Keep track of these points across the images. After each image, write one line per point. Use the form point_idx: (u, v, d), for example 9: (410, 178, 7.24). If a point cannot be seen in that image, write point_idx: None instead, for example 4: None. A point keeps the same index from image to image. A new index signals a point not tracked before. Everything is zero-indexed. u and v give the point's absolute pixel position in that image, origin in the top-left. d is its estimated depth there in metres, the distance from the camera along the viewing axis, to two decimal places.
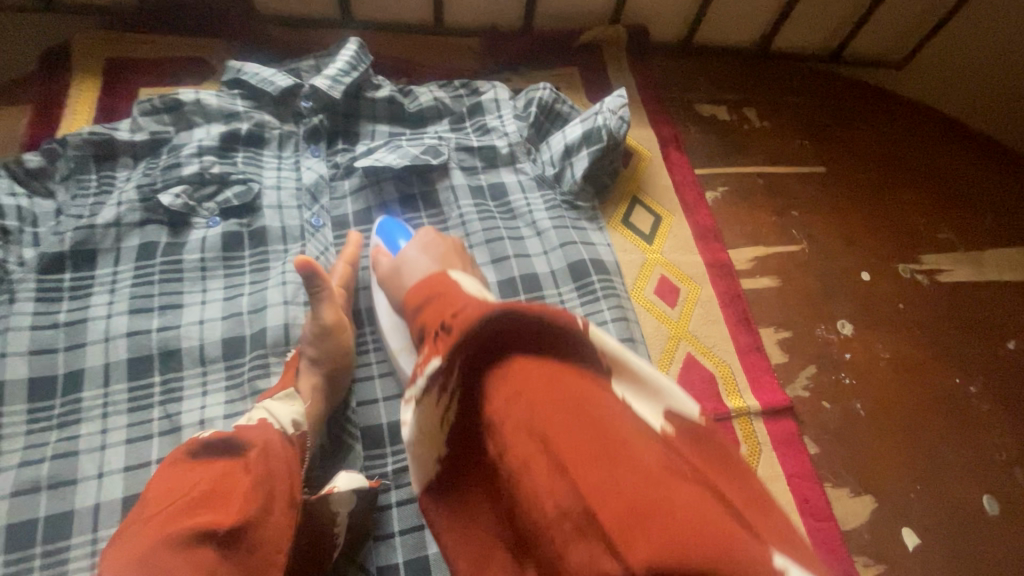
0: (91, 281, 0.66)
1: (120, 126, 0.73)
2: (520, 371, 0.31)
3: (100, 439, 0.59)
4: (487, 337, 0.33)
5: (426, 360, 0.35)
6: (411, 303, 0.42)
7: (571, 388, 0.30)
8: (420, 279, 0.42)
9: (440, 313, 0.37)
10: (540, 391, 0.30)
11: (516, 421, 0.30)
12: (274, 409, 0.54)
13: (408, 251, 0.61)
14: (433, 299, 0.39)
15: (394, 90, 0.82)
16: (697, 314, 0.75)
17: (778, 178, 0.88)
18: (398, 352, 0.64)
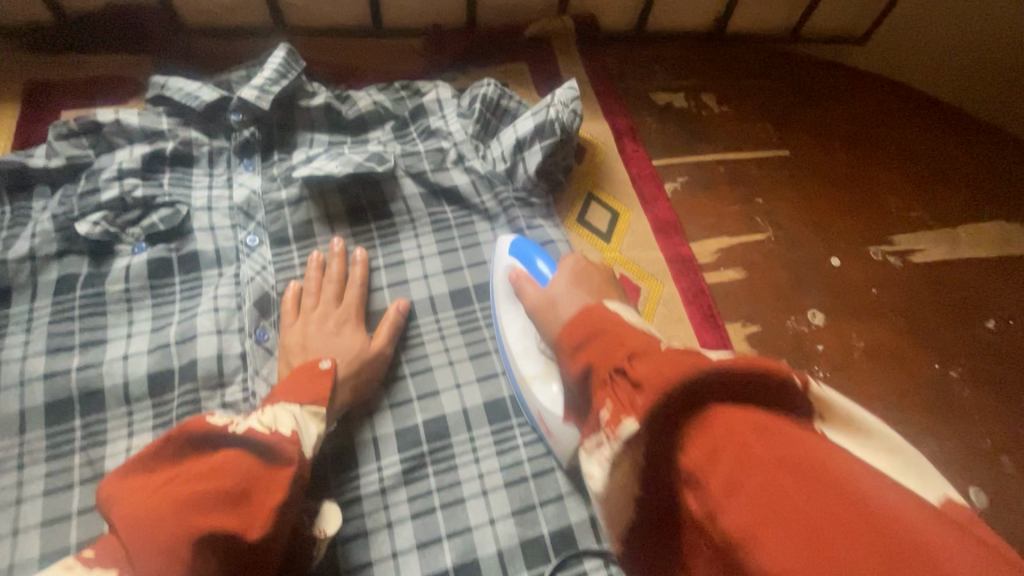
0: (6, 320, 0.62)
1: (36, 153, 0.69)
2: (729, 426, 0.30)
3: (15, 492, 0.55)
4: (682, 393, 0.32)
5: (616, 418, 0.34)
6: (567, 342, 0.42)
7: (784, 444, 0.28)
8: (574, 315, 0.43)
9: (615, 355, 0.37)
10: (738, 450, 0.29)
11: (716, 481, 0.28)
12: (303, 421, 0.50)
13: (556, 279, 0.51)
14: (597, 338, 0.40)
15: (331, 97, 0.77)
16: (660, 313, 0.71)
17: (741, 165, 0.84)
18: (532, 379, 0.61)
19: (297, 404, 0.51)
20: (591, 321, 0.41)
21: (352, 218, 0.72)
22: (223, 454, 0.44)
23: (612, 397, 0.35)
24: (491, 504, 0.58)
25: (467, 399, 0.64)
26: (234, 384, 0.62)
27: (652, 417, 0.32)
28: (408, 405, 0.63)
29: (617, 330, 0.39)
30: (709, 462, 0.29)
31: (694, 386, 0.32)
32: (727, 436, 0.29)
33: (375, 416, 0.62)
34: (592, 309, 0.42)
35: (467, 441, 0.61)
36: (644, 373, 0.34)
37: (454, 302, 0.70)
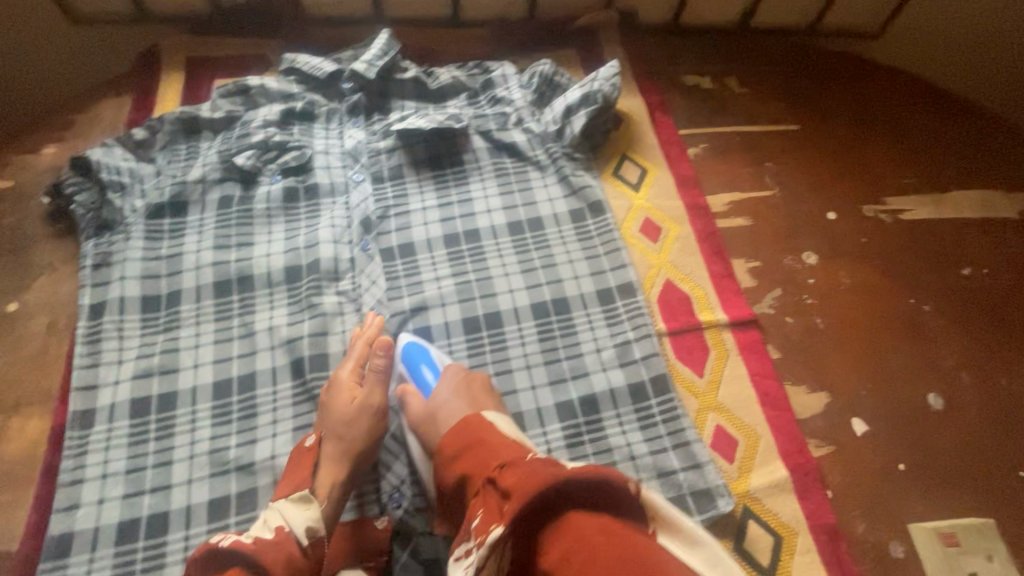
0: (184, 225, 0.83)
1: (204, 107, 0.91)
2: (578, 533, 0.46)
3: (195, 340, 0.76)
4: (538, 505, 0.48)
5: (484, 524, 0.49)
6: (450, 446, 0.61)
7: (615, 549, 0.44)
8: (454, 428, 0.63)
9: (481, 463, 0.56)
10: (586, 548, 0.44)
11: (569, 572, 0.44)
12: (289, 514, 0.59)
13: (438, 393, 0.68)
14: (473, 453, 0.58)
15: (419, 72, 0.97)
16: (677, 247, 0.87)
17: (754, 136, 1.00)
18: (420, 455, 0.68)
19: (283, 501, 0.61)
20: (461, 436, 0.61)
21: (432, 163, 0.91)
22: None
23: (483, 505, 0.52)
24: (533, 374, 0.77)
25: (517, 300, 0.81)
26: (346, 279, 0.81)
27: (512, 517, 0.48)
28: (473, 301, 0.81)
29: (483, 450, 0.58)
30: (563, 560, 0.45)
31: (541, 493, 0.48)
32: (575, 541, 0.45)
33: (446, 305, 0.81)
34: (467, 422, 0.62)
35: (517, 329, 0.79)
36: (509, 484, 0.50)
37: (509, 230, 0.87)
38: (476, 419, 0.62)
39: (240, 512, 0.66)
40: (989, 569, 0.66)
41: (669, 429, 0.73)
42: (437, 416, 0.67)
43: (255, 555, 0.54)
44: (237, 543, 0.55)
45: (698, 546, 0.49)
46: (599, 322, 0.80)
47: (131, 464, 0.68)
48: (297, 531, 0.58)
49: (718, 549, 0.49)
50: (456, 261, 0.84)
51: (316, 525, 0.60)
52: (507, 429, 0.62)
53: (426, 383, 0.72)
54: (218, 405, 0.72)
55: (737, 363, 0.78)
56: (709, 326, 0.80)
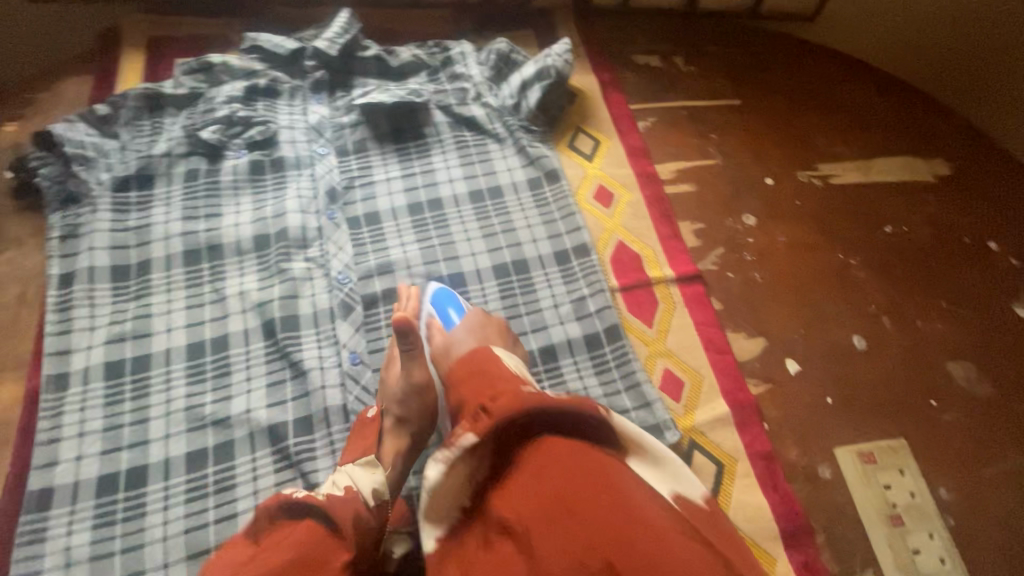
0: (152, 197, 0.85)
1: (166, 84, 0.92)
2: (552, 452, 0.48)
3: (167, 306, 0.78)
4: (521, 424, 0.50)
5: (462, 433, 0.52)
6: (456, 376, 0.62)
7: (587, 471, 0.47)
8: (466, 356, 0.64)
9: (480, 388, 0.57)
10: (560, 469, 0.47)
11: (541, 489, 0.46)
12: (358, 477, 0.60)
13: (456, 332, 0.72)
14: (474, 379, 0.59)
15: (380, 50, 1.00)
16: (628, 212, 0.93)
17: (699, 110, 1.06)
18: (448, 422, 0.72)
19: (352, 465, 0.62)
20: (469, 366, 0.61)
21: (395, 137, 0.95)
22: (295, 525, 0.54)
23: (472, 425, 0.52)
24: None
25: (479, 262, 0.86)
26: (314, 246, 0.85)
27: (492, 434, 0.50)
28: (438, 264, 0.86)
29: (484, 375, 0.59)
30: (535, 473, 0.47)
31: (522, 414, 0.50)
32: (551, 460, 0.47)
33: (412, 268, 0.85)
34: (478, 354, 0.63)
35: (480, 290, 0.84)
36: (495, 404, 0.52)
37: (471, 198, 0.92)
38: (485, 352, 0.63)
39: (217, 463, 0.69)
40: (902, 483, 0.74)
41: (622, 373, 0.79)
42: (450, 350, 0.71)
43: (330, 507, 0.55)
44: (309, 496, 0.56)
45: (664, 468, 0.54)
46: (556, 280, 0.86)
47: (109, 422, 0.70)
48: (366, 494, 0.59)
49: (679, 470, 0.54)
50: (421, 227, 0.88)
51: (382, 487, 0.61)
52: (511, 362, 0.63)
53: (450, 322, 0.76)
54: (192, 365, 0.75)
55: (683, 314, 0.84)
56: (658, 282, 0.87)
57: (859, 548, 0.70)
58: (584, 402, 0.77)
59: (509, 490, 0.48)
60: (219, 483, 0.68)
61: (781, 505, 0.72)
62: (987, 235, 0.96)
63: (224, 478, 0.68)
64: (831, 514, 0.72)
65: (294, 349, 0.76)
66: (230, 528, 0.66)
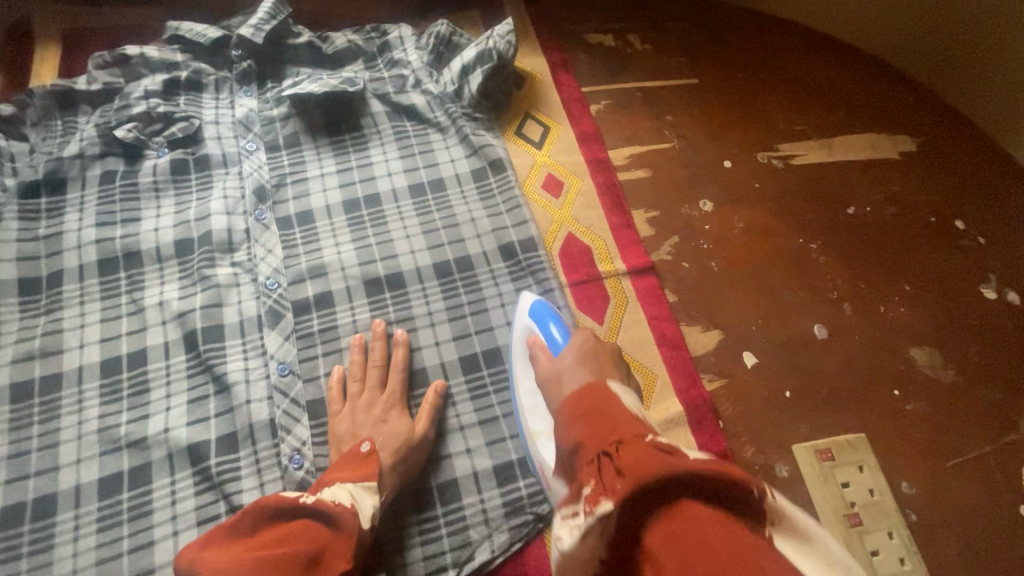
0: (64, 203, 0.80)
1: (79, 80, 0.86)
2: (689, 521, 0.37)
3: (80, 320, 0.73)
4: (650, 486, 0.39)
5: (596, 498, 0.41)
6: (570, 412, 0.50)
7: (736, 552, 0.35)
8: (576, 392, 0.52)
9: (599, 433, 0.46)
10: (696, 540, 0.36)
11: (675, 567, 0.35)
12: (359, 496, 0.58)
13: (564, 358, 0.59)
14: (591, 419, 0.48)
15: (313, 37, 0.94)
16: (579, 202, 0.88)
17: (655, 91, 1.01)
18: (537, 435, 0.66)
19: (353, 483, 0.59)
20: (587, 401, 0.49)
21: (329, 129, 0.90)
22: (303, 523, 0.55)
23: (596, 475, 0.43)
24: (437, 331, 0.77)
25: (419, 261, 0.81)
26: (241, 250, 0.79)
27: (626, 502, 0.39)
28: (374, 264, 0.80)
29: (606, 415, 0.47)
30: (671, 549, 0.36)
31: (660, 477, 0.39)
32: (689, 531, 0.36)
33: (345, 270, 0.80)
34: (592, 389, 0.51)
35: (421, 290, 0.79)
36: (627, 459, 0.41)
37: (411, 193, 0.87)
38: (601, 387, 0.51)
39: (132, 487, 0.65)
40: (861, 479, 0.70)
41: None
42: (554, 381, 0.58)
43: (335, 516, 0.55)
44: (318, 500, 0.56)
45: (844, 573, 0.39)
46: (502, 278, 0.81)
47: (14, 448, 0.65)
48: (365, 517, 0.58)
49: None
50: (358, 226, 0.83)
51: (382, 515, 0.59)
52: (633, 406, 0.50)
53: (556, 341, 0.67)
54: (107, 383, 0.70)
55: (635, 308, 0.80)
56: (610, 276, 0.82)
57: None
58: None
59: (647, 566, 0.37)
60: (135, 510, 0.64)
61: None
62: (954, 214, 0.92)
63: (140, 504, 0.64)
64: None
65: (217, 362, 0.71)
66: (145, 558, 0.62)
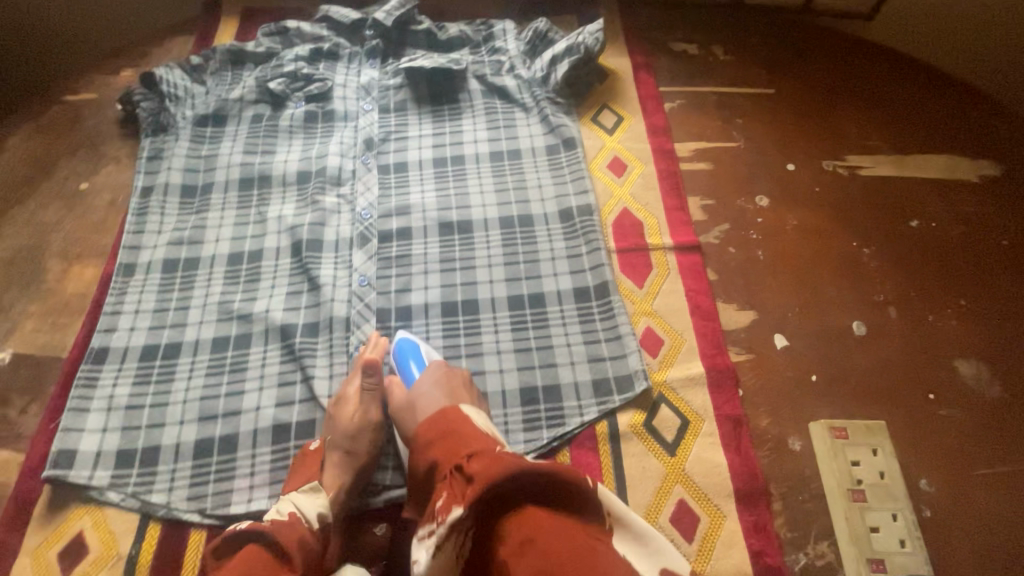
0: (223, 134, 1.01)
1: (250, 43, 1.09)
2: (534, 522, 0.53)
3: (219, 221, 0.92)
4: (501, 494, 0.54)
5: (448, 507, 0.55)
6: (425, 433, 0.66)
7: (570, 544, 0.52)
8: (431, 417, 0.67)
9: (453, 451, 0.61)
10: (544, 540, 0.51)
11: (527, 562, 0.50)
12: (301, 503, 0.66)
13: (421, 384, 0.72)
14: (445, 438, 0.63)
15: (432, 26, 1.11)
16: (638, 183, 0.97)
17: (730, 97, 1.08)
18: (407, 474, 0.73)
19: (294, 492, 0.68)
20: (440, 423, 0.65)
21: (432, 100, 1.05)
22: (247, 549, 0.60)
23: (448, 489, 0.57)
24: (493, 271, 0.87)
25: (488, 212, 0.93)
26: (346, 185, 0.96)
27: (477, 504, 0.54)
28: (450, 211, 0.93)
29: (456, 435, 0.63)
30: (521, 547, 0.52)
31: (505, 483, 0.54)
32: (533, 532, 0.52)
33: (425, 211, 0.93)
34: (444, 412, 0.66)
35: (485, 236, 0.91)
36: (474, 469, 0.56)
37: (491, 158, 0.99)
38: (456, 410, 0.66)
39: (235, 349, 0.81)
40: (872, 461, 0.73)
41: (604, 326, 0.82)
42: (415, 406, 0.72)
43: (270, 531, 0.61)
44: (254, 523, 0.61)
45: (643, 542, 0.57)
46: (557, 236, 0.90)
47: (159, 305, 0.84)
48: (308, 517, 0.65)
49: (661, 542, 0.58)
50: (442, 178, 0.97)
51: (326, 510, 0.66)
52: (479, 420, 0.66)
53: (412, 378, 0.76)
54: (230, 269, 0.88)
55: (675, 280, 0.86)
56: (656, 249, 0.89)
57: (814, 519, 0.69)
58: (563, 348, 0.81)
59: (501, 564, 0.52)
60: (234, 366, 0.79)
61: (740, 466, 0.72)
62: None
63: (239, 362, 0.80)
64: (791, 484, 0.72)
65: (314, 266, 0.87)
66: (235, 403, 0.77)
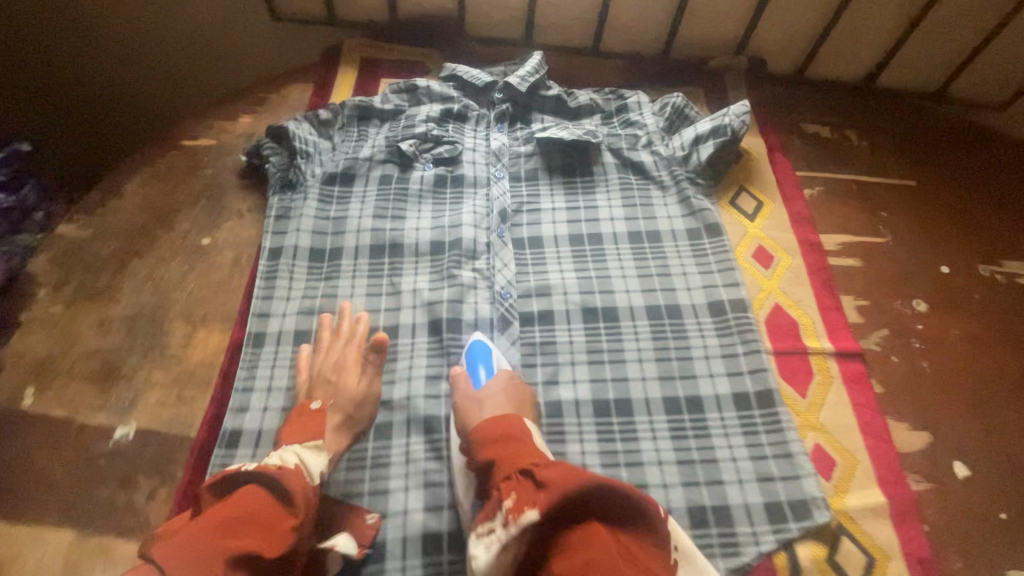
0: (350, 194, 0.97)
1: (376, 98, 1.05)
2: (596, 535, 0.51)
3: (349, 290, 0.88)
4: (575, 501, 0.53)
5: (519, 508, 0.55)
6: (483, 431, 0.66)
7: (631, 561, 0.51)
8: (492, 419, 0.68)
9: (511, 455, 0.62)
10: (604, 549, 0.50)
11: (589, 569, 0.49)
12: (305, 457, 0.62)
13: (493, 385, 0.73)
14: (505, 444, 0.64)
15: (561, 92, 1.08)
16: (787, 276, 0.92)
17: (871, 188, 1.04)
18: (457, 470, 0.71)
19: (298, 446, 0.63)
20: (501, 426, 0.66)
21: (565, 171, 1.01)
22: (244, 489, 0.55)
23: (515, 490, 0.57)
24: (644, 368, 0.82)
25: (633, 300, 0.88)
26: (481, 259, 0.91)
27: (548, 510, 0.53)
28: (593, 295, 0.89)
29: (518, 440, 0.64)
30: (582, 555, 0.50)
31: (577, 491, 0.53)
32: (593, 541, 0.51)
33: (566, 293, 0.89)
34: (508, 419, 0.68)
35: (631, 326, 0.86)
36: (547, 476, 0.56)
37: (630, 239, 0.95)
38: (515, 418, 0.68)
39: (376, 440, 0.75)
40: None
41: (771, 440, 0.76)
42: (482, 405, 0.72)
43: (276, 478, 0.56)
44: (260, 468, 0.57)
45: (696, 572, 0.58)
46: (709, 331, 0.85)
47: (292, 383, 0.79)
48: (312, 474, 0.60)
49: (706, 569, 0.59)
50: (581, 257, 0.93)
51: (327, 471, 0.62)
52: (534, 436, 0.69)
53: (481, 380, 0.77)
54: None
55: (841, 392, 0.81)
56: (815, 353, 0.84)
57: None
58: (728, 463, 0.75)
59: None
60: (375, 459, 0.74)
61: None
62: None
63: (380, 455, 0.74)
64: None
65: (455, 350, 0.82)
66: (380, 503, 0.71)
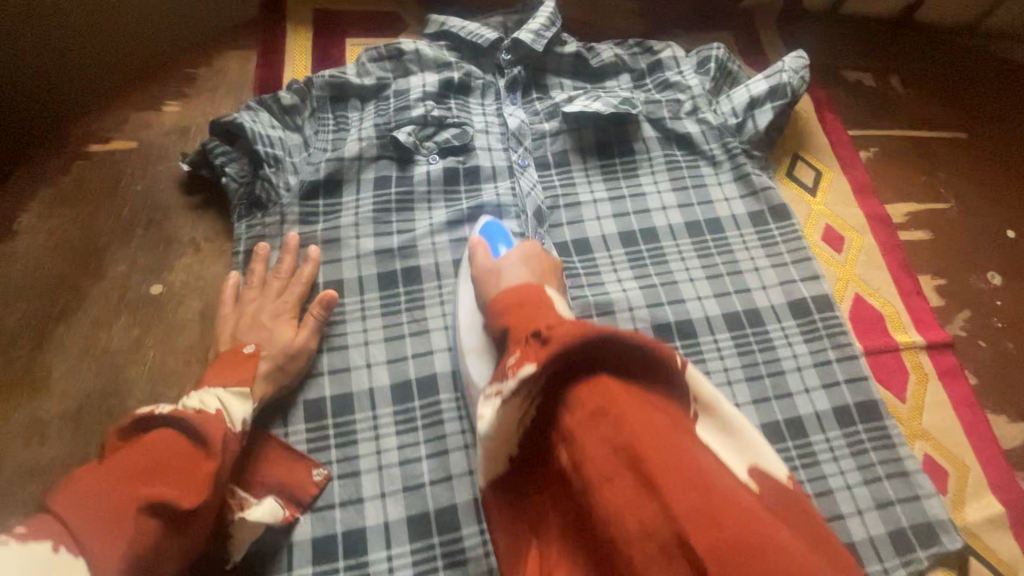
0: (340, 206, 0.75)
1: (350, 70, 0.81)
2: (604, 393, 0.39)
3: (363, 336, 0.69)
4: (577, 357, 0.40)
5: (519, 363, 0.42)
6: (502, 300, 0.49)
7: (655, 433, 0.37)
8: (513, 286, 0.51)
9: (531, 321, 0.45)
10: (621, 412, 0.38)
11: (603, 437, 0.37)
12: (225, 401, 0.56)
13: (508, 256, 0.64)
14: (519, 308, 0.47)
15: (580, 47, 0.88)
16: (862, 259, 0.82)
17: (925, 144, 0.94)
18: (470, 351, 0.64)
19: (221, 388, 0.57)
20: (521, 292, 0.49)
21: (601, 151, 0.84)
22: (158, 431, 0.50)
23: (522, 349, 0.43)
24: (734, 391, 0.71)
25: (708, 309, 0.76)
26: None
27: (553, 369, 0.40)
28: (662, 308, 0.75)
29: (538, 302, 0.47)
30: (591, 421, 0.38)
31: (586, 346, 0.40)
32: (606, 402, 0.38)
33: (629, 310, 0.75)
34: (528, 285, 0.51)
35: (710, 342, 0.74)
36: (551, 328, 0.42)
37: (689, 231, 0.81)
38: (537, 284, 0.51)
39: (443, 532, 0.60)
40: None
41: (882, 458, 0.68)
42: (497, 276, 0.63)
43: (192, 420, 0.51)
44: (176, 411, 0.52)
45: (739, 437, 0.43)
46: (796, 337, 0.74)
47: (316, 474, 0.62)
48: (232, 418, 0.55)
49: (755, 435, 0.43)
50: (636, 259, 0.78)
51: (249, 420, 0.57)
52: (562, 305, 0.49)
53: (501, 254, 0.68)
54: (401, 411, 0.66)
55: (939, 391, 0.74)
56: (906, 348, 0.76)
57: None
58: (842, 492, 0.67)
59: (564, 434, 0.40)
60: (448, 557, 0.60)
61: None
62: None
63: (453, 551, 0.60)
64: None
65: None
66: None
